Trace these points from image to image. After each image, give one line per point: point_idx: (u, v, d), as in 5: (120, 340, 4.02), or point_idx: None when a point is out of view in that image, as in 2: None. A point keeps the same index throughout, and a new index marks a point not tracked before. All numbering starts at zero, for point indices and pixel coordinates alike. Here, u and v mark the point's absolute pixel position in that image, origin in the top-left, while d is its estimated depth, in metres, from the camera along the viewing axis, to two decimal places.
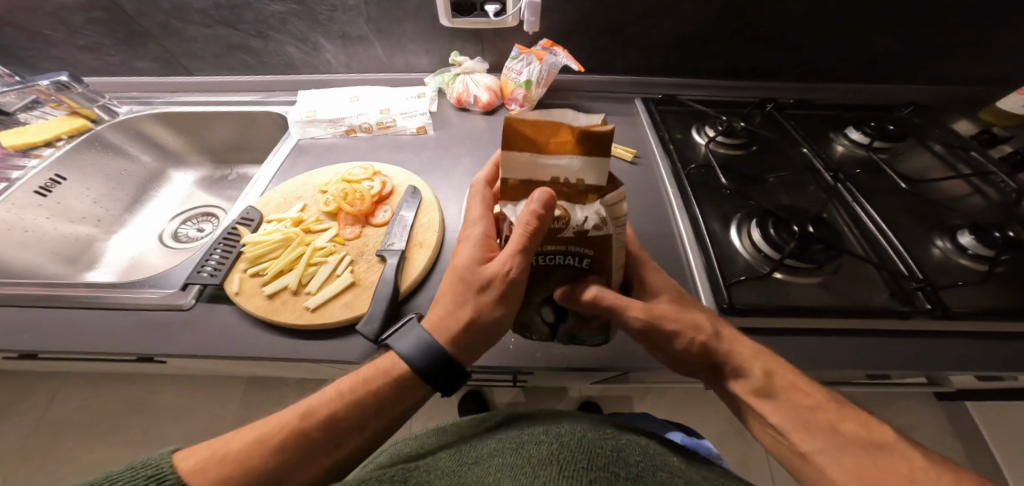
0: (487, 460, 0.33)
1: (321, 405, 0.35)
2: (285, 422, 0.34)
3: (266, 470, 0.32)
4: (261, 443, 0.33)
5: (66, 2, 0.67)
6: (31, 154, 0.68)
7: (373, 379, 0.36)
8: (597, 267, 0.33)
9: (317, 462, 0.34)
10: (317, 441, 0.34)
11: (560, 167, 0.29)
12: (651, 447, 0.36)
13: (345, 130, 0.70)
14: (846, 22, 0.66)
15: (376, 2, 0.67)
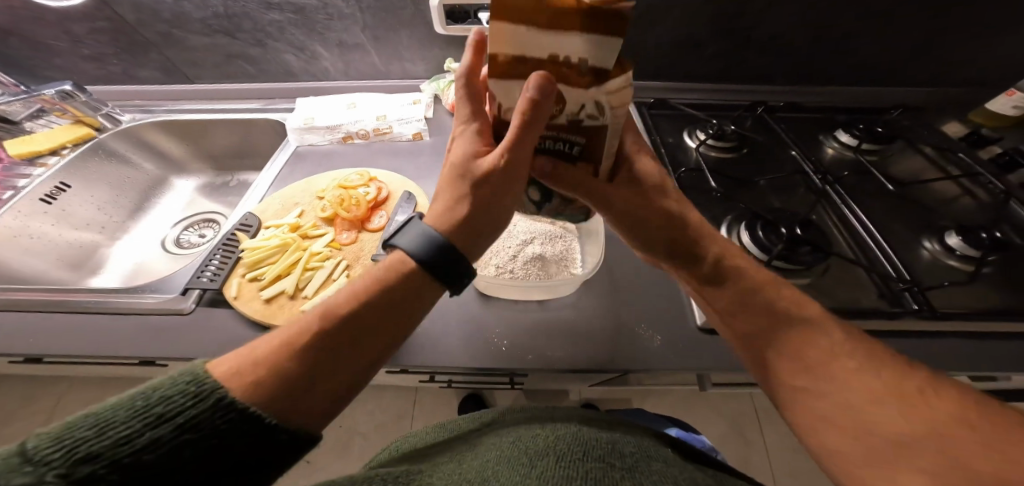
0: (485, 453, 0.34)
1: (337, 303, 0.29)
2: (305, 325, 0.28)
3: (297, 375, 0.26)
4: (284, 346, 0.27)
5: (70, 13, 0.69)
6: (37, 162, 0.70)
7: (393, 270, 0.30)
8: (588, 154, 0.34)
9: (351, 369, 0.28)
10: (351, 340, 0.28)
11: (561, 43, 0.26)
12: (646, 441, 0.38)
13: (342, 137, 0.71)
14: (834, 25, 0.66)
15: (372, 11, 0.68)
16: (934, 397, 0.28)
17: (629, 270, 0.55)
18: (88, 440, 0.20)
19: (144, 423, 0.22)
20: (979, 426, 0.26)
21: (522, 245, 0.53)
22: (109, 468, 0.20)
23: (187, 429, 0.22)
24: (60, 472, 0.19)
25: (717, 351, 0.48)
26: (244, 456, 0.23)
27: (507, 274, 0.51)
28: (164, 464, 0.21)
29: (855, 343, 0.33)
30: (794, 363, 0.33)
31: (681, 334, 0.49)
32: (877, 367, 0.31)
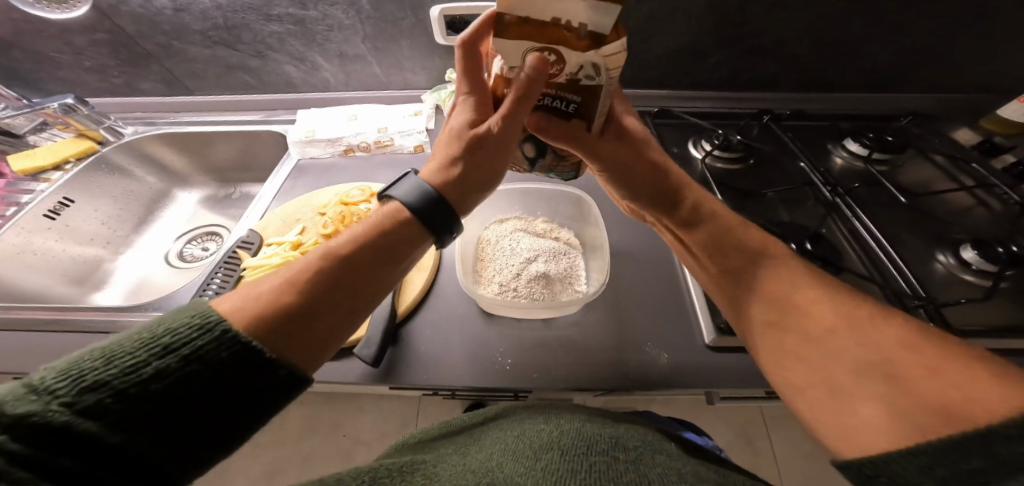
0: (491, 447, 0.35)
1: (337, 247, 0.31)
2: (307, 264, 0.30)
3: (300, 309, 0.28)
4: (290, 283, 0.29)
5: (70, 25, 0.68)
6: (41, 178, 0.71)
7: (391, 215, 0.33)
8: (583, 112, 0.36)
9: (344, 308, 0.30)
10: (348, 280, 0.30)
11: (563, 8, 0.28)
12: (650, 436, 0.38)
13: (343, 150, 0.70)
14: (844, 30, 0.65)
15: (372, 22, 0.68)
16: (881, 322, 0.29)
17: (634, 286, 0.54)
18: (97, 368, 0.21)
19: (149, 353, 0.23)
20: (923, 345, 0.27)
21: (527, 262, 0.53)
22: (115, 395, 0.21)
23: (191, 360, 0.23)
24: (67, 399, 0.20)
25: (724, 370, 0.47)
26: (242, 387, 0.24)
27: (510, 293, 0.50)
28: (167, 394, 0.22)
29: (819, 278, 0.35)
30: (766, 296, 0.36)
31: (686, 352, 0.48)
32: (835, 297, 0.33)
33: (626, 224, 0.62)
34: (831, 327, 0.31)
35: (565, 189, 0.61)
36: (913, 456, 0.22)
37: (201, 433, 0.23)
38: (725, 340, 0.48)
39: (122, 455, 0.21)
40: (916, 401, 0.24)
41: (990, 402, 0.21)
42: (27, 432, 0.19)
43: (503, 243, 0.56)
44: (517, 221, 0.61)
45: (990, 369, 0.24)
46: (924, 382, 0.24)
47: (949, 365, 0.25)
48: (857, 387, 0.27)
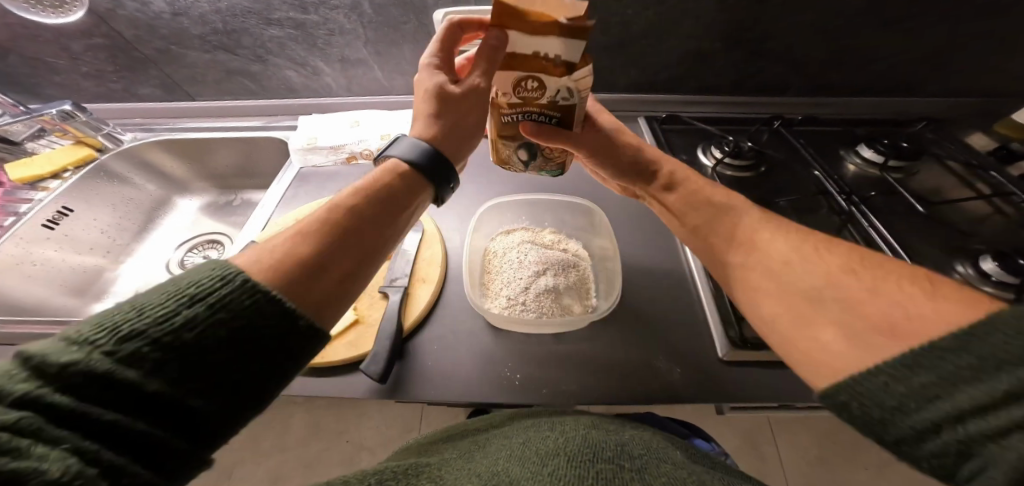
0: (497, 453, 0.35)
1: (352, 202, 0.32)
2: (314, 218, 0.30)
3: (315, 257, 0.28)
4: (304, 235, 0.29)
5: (66, 29, 0.67)
6: (38, 187, 0.69)
7: (389, 172, 0.36)
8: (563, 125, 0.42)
9: (354, 254, 0.30)
10: (357, 230, 0.31)
11: (543, 44, 0.35)
12: (655, 443, 0.39)
13: (346, 157, 0.69)
14: (858, 33, 0.63)
15: (374, 26, 0.66)
16: (826, 251, 0.34)
17: (645, 297, 0.53)
18: (128, 320, 0.21)
19: (177, 304, 0.22)
20: (862, 267, 0.31)
21: (536, 276, 0.53)
22: (152, 344, 0.20)
23: (224, 307, 0.23)
24: (106, 349, 0.19)
25: (739, 386, 0.46)
26: (276, 330, 0.24)
27: (519, 306, 0.51)
28: (202, 342, 0.22)
29: (778, 224, 0.40)
30: (737, 246, 0.40)
31: (699, 366, 0.48)
32: (795, 239, 0.37)
33: (636, 233, 0.61)
34: (794, 266, 0.34)
35: (574, 201, 0.63)
36: (888, 382, 0.23)
37: (239, 382, 0.23)
38: (739, 354, 0.47)
39: (162, 407, 0.20)
40: (869, 322, 0.27)
41: (932, 319, 0.24)
42: (65, 384, 0.18)
43: (511, 255, 0.57)
44: (525, 232, 0.61)
45: (927, 284, 0.27)
46: (872, 302, 0.27)
47: (895, 285, 0.28)
48: (819, 315, 0.30)
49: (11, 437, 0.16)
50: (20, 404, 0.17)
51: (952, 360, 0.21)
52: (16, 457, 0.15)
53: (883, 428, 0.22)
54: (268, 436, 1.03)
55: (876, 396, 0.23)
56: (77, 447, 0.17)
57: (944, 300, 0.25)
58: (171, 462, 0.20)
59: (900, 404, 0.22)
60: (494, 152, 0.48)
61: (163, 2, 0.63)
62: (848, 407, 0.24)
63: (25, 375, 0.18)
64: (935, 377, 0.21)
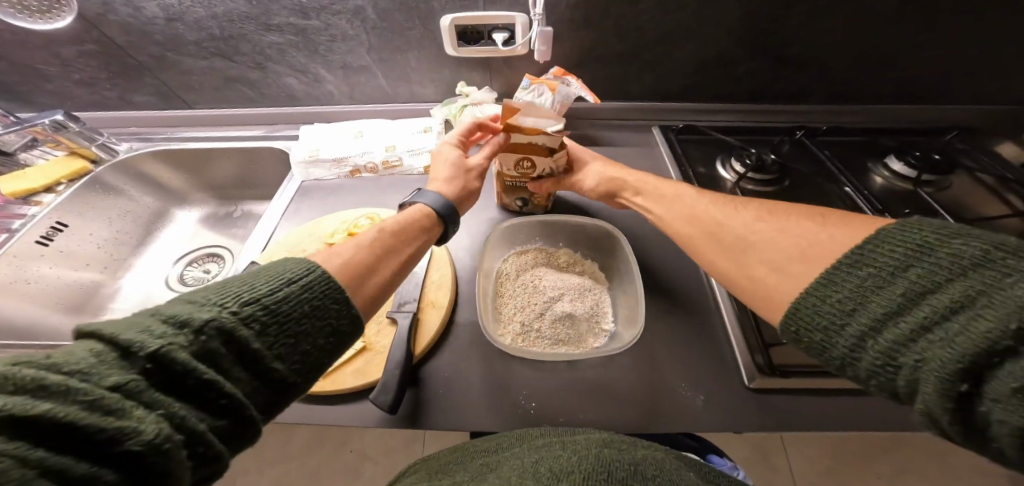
0: (505, 470, 0.32)
1: (390, 225, 0.41)
2: (362, 237, 0.39)
3: (364, 261, 0.36)
4: (360, 245, 0.38)
5: (56, 35, 0.64)
6: (31, 201, 0.66)
7: (415, 214, 0.45)
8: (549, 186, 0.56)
9: (390, 265, 0.38)
10: (394, 250, 0.40)
11: (536, 138, 0.48)
12: (667, 461, 0.34)
13: (349, 171, 0.67)
14: (885, 37, 0.61)
15: (378, 32, 0.63)
16: (748, 208, 0.41)
17: (666, 318, 0.51)
18: (244, 291, 0.26)
19: (279, 282, 0.28)
20: (780, 218, 0.37)
21: (552, 301, 0.53)
22: (261, 310, 0.26)
23: (311, 289, 0.29)
24: (231, 311, 0.25)
25: (771, 415, 0.44)
26: (343, 309, 0.31)
27: (533, 333, 0.50)
28: (292, 315, 0.28)
29: (709, 195, 0.46)
30: (680, 219, 0.45)
31: (724, 394, 0.45)
32: (722, 204, 0.43)
33: (655, 250, 0.59)
34: (727, 225, 0.40)
35: (592, 221, 0.60)
36: (817, 302, 0.27)
37: (308, 353, 0.28)
38: (769, 382, 0.45)
39: (256, 367, 0.25)
40: (793, 255, 0.33)
41: (833, 242, 0.31)
42: (192, 340, 0.23)
43: (525, 278, 0.57)
44: (539, 252, 0.61)
45: (819, 219, 0.35)
46: (790, 240, 0.34)
47: (802, 223, 0.35)
48: (752, 261, 0.36)
49: (120, 398, 0.19)
50: (151, 358, 0.21)
51: (854, 276, 0.26)
52: (118, 419, 0.19)
53: (828, 354, 0.27)
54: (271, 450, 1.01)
55: (812, 321, 0.27)
56: (169, 412, 0.21)
57: (835, 228, 0.32)
58: (236, 430, 0.24)
59: (832, 323, 0.26)
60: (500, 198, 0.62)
61: (156, 7, 0.60)
62: (802, 338, 0.29)
63: (166, 326, 0.22)
64: (850, 295, 0.26)
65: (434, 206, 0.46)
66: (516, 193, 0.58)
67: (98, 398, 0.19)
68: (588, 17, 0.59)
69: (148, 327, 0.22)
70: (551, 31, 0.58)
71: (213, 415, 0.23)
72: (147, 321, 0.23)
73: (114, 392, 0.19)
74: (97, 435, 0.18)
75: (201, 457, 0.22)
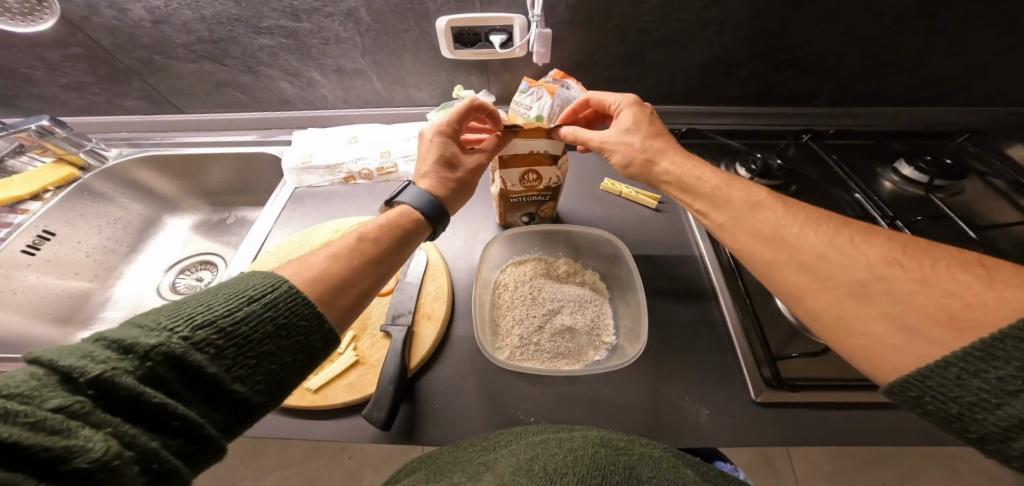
0: (501, 466, 0.30)
1: (371, 230, 0.40)
2: (340, 246, 0.37)
3: (337, 273, 0.35)
4: (335, 255, 0.36)
5: (41, 39, 0.62)
6: (18, 209, 0.65)
7: (403, 217, 0.43)
8: (553, 195, 0.55)
9: (364, 279, 0.37)
10: (374, 260, 0.38)
11: (534, 144, 0.47)
12: (665, 459, 0.32)
13: (344, 177, 0.65)
14: (894, 38, 0.59)
15: (372, 34, 0.61)
16: (863, 244, 0.32)
17: (669, 329, 0.50)
18: (198, 313, 0.25)
19: (238, 302, 0.27)
20: (905, 259, 0.30)
21: (552, 314, 0.52)
22: (217, 333, 0.25)
23: (275, 306, 0.28)
24: (183, 334, 0.24)
25: (781, 430, 0.42)
26: (312, 325, 0.29)
27: (532, 347, 0.49)
28: (253, 336, 0.26)
29: (801, 210, 0.37)
30: (756, 239, 0.37)
31: (730, 409, 0.43)
32: (822, 226, 0.35)
33: (657, 257, 0.58)
34: (830, 257, 0.32)
35: (593, 231, 0.59)
36: (962, 373, 0.24)
37: (274, 372, 0.27)
38: (776, 396, 0.43)
39: (210, 390, 0.24)
40: (924, 313, 0.27)
41: (999, 309, 0.24)
42: (138, 365, 0.22)
43: (525, 290, 0.55)
44: (538, 262, 0.59)
45: (981, 272, 0.27)
46: (929, 293, 0.27)
47: (949, 271, 0.28)
48: (865, 312, 0.30)
49: (65, 419, 0.18)
50: (93, 383, 0.20)
51: (1021, 353, 0.21)
52: (64, 438, 0.18)
53: (965, 425, 0.24)
54: (264, 458, 0.98)
55: (953, 392, 0.24)
56: (117, 431, 0.20)
57: (1006, 285, 0.25)
58: (190, 450, 0.23)
59: (979, 399, 0.23)
60: (502, 218, 0.60)
61: (142, 10, 0.58)
62: (927, 404, 0.25)
63: (111, 351, 0.22)
64: (1011, 372, 0.21)
65: (416, 205, 0.44)
66: (521, 209, 0.57)
67: (41, 419, 0.18)
68: (589, 18, 0.57)
69: (90, 353, 0.21)
70: (550, 33, 0.56)
71: (166, 435, 0.22)
72: (88, 346, 0.22)
73: (57, 414, 0.18)
74: (40, 455, 0.17)
75: (156, 475, 0.21)
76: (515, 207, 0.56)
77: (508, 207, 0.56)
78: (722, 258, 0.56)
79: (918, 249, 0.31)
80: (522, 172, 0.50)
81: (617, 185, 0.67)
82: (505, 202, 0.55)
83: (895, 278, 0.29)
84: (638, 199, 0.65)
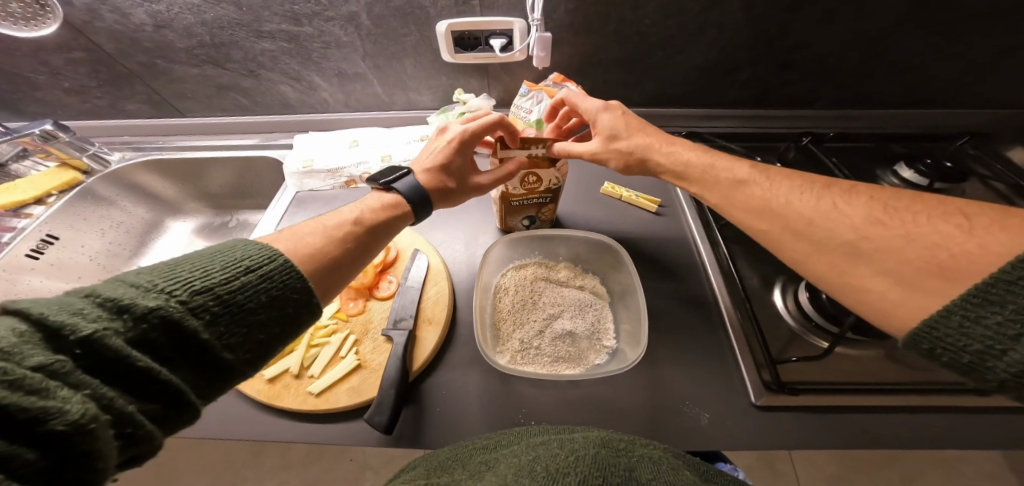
0: (502, 465, 0.30)
1: (367, 216, 0.42)
2: (332, 227, 0.39)
3: (329, 253, 0.37)
4: (328, 235, 0.38)
5: (43, 43, 0.62)
6: (22, 213, 0.65)
7: (397, 207, 0.44)
8: (553, 198, 0.55)
9: (352, 264, 0.38)
10: (365, 246, 0.40)
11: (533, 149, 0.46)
12: (666, 460, 0.32)
13: (345, 181, 0.66)
14: (895, 40, 0.59)
15: (373, 39, 0.62)
16: (844, 206, 0.35)
17: (670, 333, 0.50)
18: (196, 279, 0.26)
19: (235, 271, 0.28)
20: (884, 216, 0.33)
21: (552, 318, 0.52)
22: (213, 300, 0.26)
23: (270, 278, 0.30)
24: (181, 299, 0.25)
25: (781, 433, 0.42)
26: (302, 299, 0.31)
27: (532, 351, 0.49)
28: (246, 305, 0.28)
29: (782, 177, 0.40)
30: (749, 213, 0.40)
31: (729, 411, 0.44)
32: (805, 193, 0.38)
33: (658, 260, 0.58)
34: (819, 223, 0.35)
35: (591, 236, 0.59)
36: (966, 322, 0.25)
37: (260, 343, 0.29)
38: (775, 400, 0.43)
39: (196, 357, 0.25)
40: (916, 265, 0.29)
41: (986, 254, 0.26)
42: (130, 326, 0.23)
43: (525, 293, 0.56)
44: (537, 266, 0.60)
45: (962, 219, 0.29)
46: (914, 246, 0.30)
47: (931, 223, 0.30)
48: (865, 269, 0.32)
49: (44, 378, 0.19)
50: (82, 342, 0.21)
51: (1013, 296, 0.23)
52: (41, 398, 0.18)
53: (981, 371, 0.25)
54: (267, 461, 0.98)
55: (962, 342, 0.25)
56: (96, 393, 0.21)
57: (987, 232, 0.27)
58: (166, 414, 0.24)
59: (987, 347, 0.24)
60: (503, 222, 0.60)
61: (144, 14, 0.59)
62: (939, 352, 0.27)
63: (102, 310, 0.22)
64: (1009, 317, 0.23)
65: (406, 193, 0.45)
66: (522, 212, 0.57)
67: (20, 378, 0.18)
68: (589, 22, 0.57)
69: (80, 310, 0.22)
70: (550, 37, 0.56)
71: (143, 399, 0.23)
72: (78, 302, 0.22)
73: (37, 373, 0.19)
74: (18, 415, 0.18)
75: (130, 438, 0.22)
76: (516, 210, 0.56)
77: (509, 210, 0.56)
78: (721, 260, 0.56)
79: (886, 198, 0.35)
80: (522, 176, 0.49)
81: (617, 188, 0.67)
82: (505, 205, 0.54)
83: (885, 235, 0.31)
84: (637, 203, 0.65)
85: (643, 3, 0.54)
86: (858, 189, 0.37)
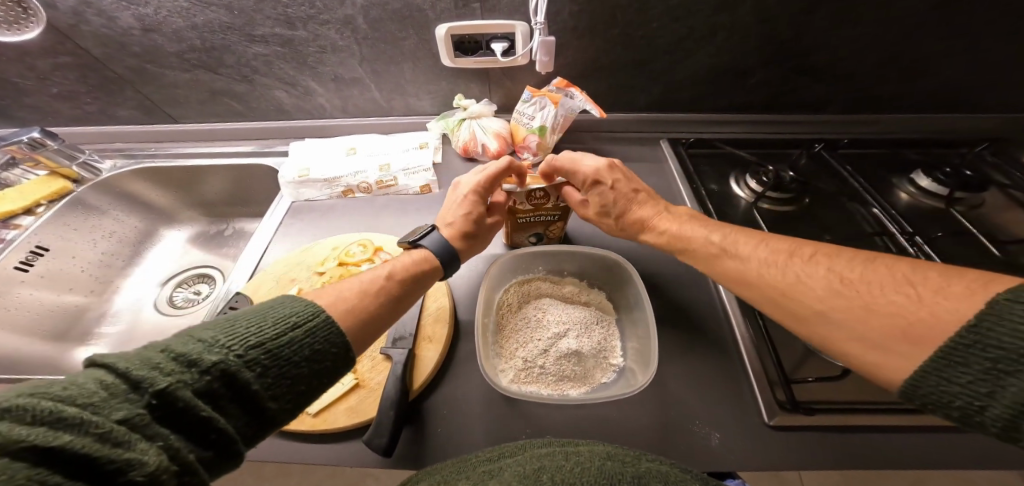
0: (503, 474, 0.29)
1: (399, 267, 0.40)
2: (369, 284, 0.37)
3: (367, 308, 0.35)
4: (365, 289, 0.36)
5: (29, 47, 0.60)
6: (11, 224, 0.63)
7: (427, 262, 0.43)
8: (562, 217, 0.52)
9: (383, 321, 0.36)
10: (398, 303, 0.38)
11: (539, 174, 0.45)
12: (675, 476, 0.29)
13: (342, 191, 0.64)
14: (913, 42, 0.57)
15: (370, 43, 0.59)
16: (806, 280, 0.34)
17: (681, 349, 0.48)
18: (251, 334, 0.26)
19: (284, 326, 0.27)
20: (847, 285, 0.32)
21: (556, 338, 0.50)
22: (265, 354, 0.26)
23: (315, 333, 0.28)
24: (238, 353, 0.24)
25: (797, 455, 0.41)
26: (340, 354, 0.30)
27: (535, 370, 0.48)
28: (292, 359, 0.27)
29: (749, 245, 0.40)
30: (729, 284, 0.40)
31: (742, 431, 0.42)
32: (773, 261, 0.38)
33: (666, 274, 0.56)
34: (791, 294, 0.35)
35: (596, 251, 0.57)
36: (944, 383, 0.25)
37: (302, 392, 0.27)
38: (790, 420, 0.41)
39: (250, 405, 0.25)
40: (881, 332, 0.29)
41: (941, 321, 0.26)
42: (197, 378, 0.22)
43: (529, 312, 0.54)
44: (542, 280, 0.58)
45: (911, 290, 0.29)
46: (877, 317, 0.29)
47: (886, 293, 0.30)
48: (836, 336, 0.32)
49: (128, 430, 0.19)
50: (159, 394, 0.21)
51: (976, 357, 0.24)
52: (125, 450, 0.19)
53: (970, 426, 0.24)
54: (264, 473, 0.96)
55: (946, 399, 0.25)
56: (167, 444, 0.20)
57: (934, 299, 0.27)
58: (218, 464, 0.23)
59: (966, 406, 0.24)
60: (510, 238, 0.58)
61: (132, 18, 0.57)
62: (929, 409, 0.26)
63: (175, 363, 0.22)
64: (978, 374, 0.23)
65: (434, 249, 0.43)
66: (529, 229, 0.55)
67: (109, 430, 0.18)
68: (595, 26, 0.55)
69: (156, 363, 0.22)
70: (553, 41, 0.54)
71: (201, 446, 0.23)
72: (155, 355, 0.23)
73: (122, 425, 0.19)
74: (105, 465, 0.18)
75: None
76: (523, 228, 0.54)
77: (521, 227, 0.54)
78: None
79: (844, 261, 0.34)
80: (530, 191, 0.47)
81: None
82: (511, 222, 0.52)
83: (846, 308, 0.31)
84: None
85: (651, 6, 0.52)
86: (827, 251, 0.36)
